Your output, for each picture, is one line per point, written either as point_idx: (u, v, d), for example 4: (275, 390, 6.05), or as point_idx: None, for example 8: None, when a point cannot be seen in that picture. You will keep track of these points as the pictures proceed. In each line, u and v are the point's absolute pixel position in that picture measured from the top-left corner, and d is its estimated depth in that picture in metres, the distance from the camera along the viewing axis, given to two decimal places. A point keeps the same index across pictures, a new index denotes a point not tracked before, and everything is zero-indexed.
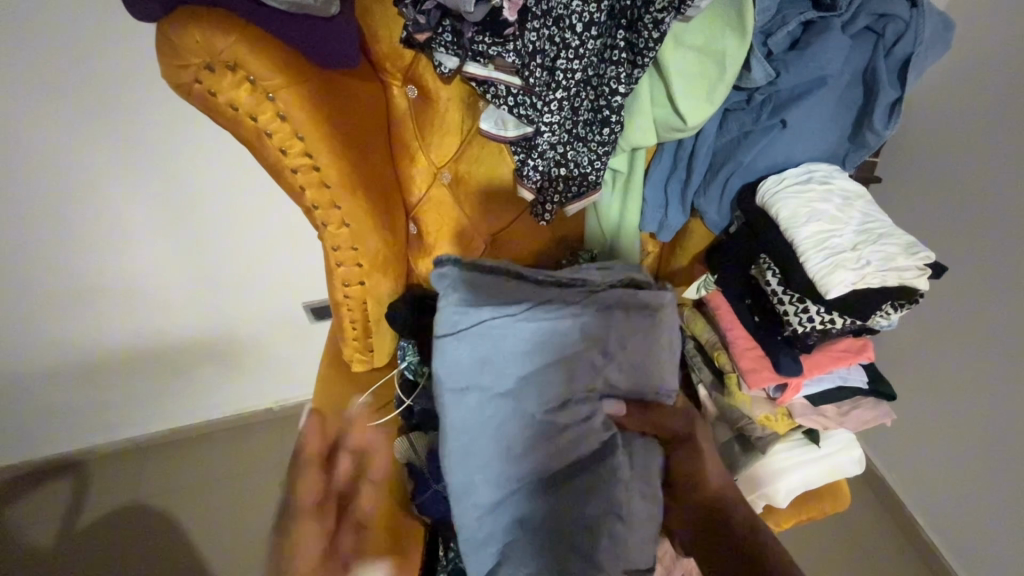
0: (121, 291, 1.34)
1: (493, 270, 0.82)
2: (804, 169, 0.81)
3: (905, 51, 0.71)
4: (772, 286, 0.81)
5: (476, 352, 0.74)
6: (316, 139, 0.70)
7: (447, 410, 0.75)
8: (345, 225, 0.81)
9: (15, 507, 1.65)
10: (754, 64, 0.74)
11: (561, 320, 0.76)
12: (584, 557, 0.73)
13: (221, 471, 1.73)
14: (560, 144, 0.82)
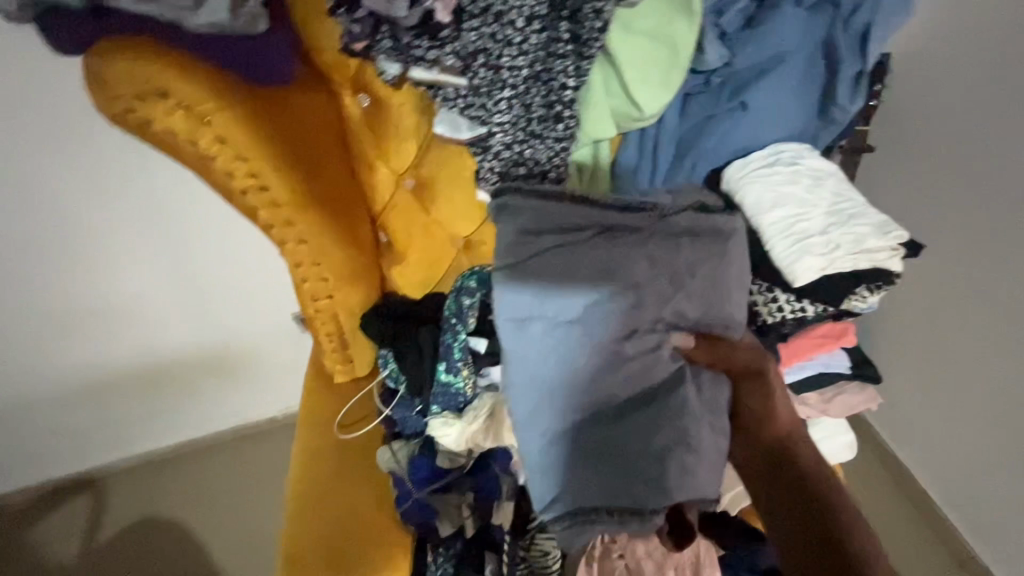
0: (113, 312, 1.35)
1: (544, 193, 0.74)
2: (772, 148, 0.76)
3: (865, 20, 0.71)
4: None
5: (537, 281, 0.71)
6: (259, 159, 0.69)
7: (507, 341, 0.73)
8: (303, 241, 0.81)
9: (35, 528, 1.69)
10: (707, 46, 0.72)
11: (630, 249, 0.71)
12: (651, 487, 0.69)
13: (232, 481, 1.76)
14: (516, 143, 0.80)
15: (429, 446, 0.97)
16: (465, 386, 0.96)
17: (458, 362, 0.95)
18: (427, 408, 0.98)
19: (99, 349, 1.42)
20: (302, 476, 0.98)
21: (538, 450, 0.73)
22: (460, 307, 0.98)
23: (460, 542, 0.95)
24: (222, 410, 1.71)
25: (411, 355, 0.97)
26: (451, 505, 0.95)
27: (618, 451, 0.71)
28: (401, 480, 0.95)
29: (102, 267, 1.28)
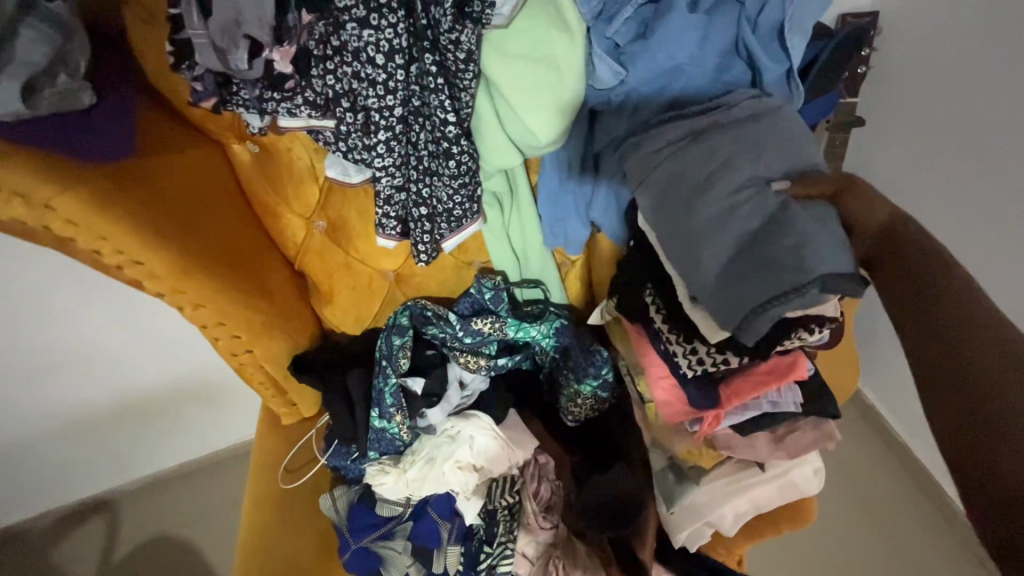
0: (89, 347, 1.37)
1: None
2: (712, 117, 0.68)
3: (774, 18, 0.64)
4: (659, 326, 0.75)
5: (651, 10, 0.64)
6: (123, 235, 0.65)
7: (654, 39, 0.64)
8: (201, 305, 0.76)
9: (54, 552, 1.73)
10: (596, 62, 0.66)
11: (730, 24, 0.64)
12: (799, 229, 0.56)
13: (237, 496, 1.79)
14: (409, 183, 0.73)
15: (369, 493, 0.94)
16: (400, 432, 0.92)
17: (391, 408, 0.91)
18: (364, 454, 0.95)
19: (78, 386, 1.43)
20: (251, 529, 0.96)
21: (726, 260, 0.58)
22: (390, 348, 0.93)
23: None
24: (216, 429, 1.73)
25: (342, 405, 0.94)
26: (394, 554, 0.91)
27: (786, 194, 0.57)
28: (342, 530, 0.92)
29: (57, 313, 1.28)
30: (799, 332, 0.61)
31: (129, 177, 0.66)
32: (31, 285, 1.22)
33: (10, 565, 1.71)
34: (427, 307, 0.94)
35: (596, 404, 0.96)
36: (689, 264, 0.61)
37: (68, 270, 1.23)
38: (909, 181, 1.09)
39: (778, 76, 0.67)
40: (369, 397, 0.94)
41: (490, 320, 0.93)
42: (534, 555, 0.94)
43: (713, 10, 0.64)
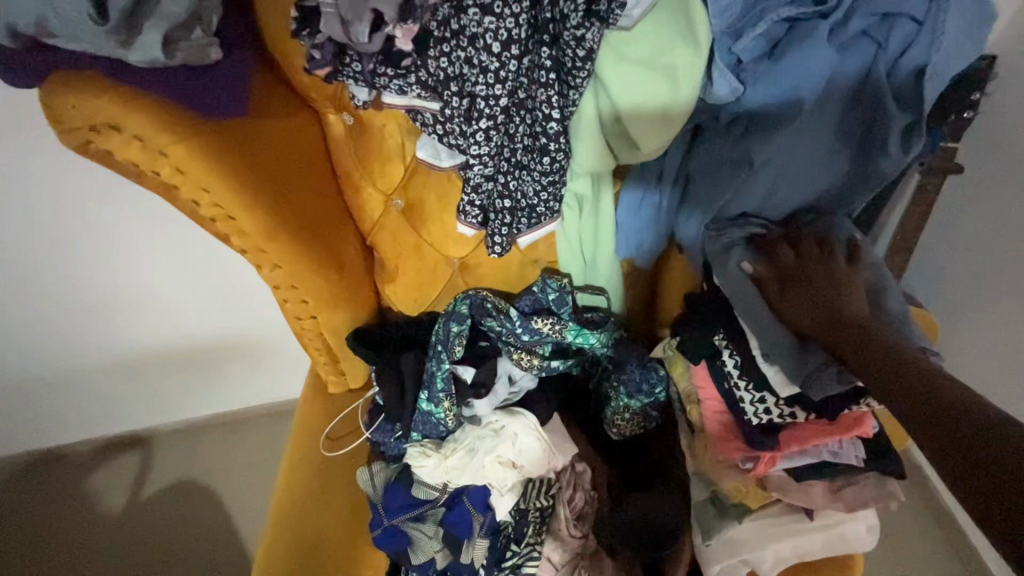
0: (153, 292, 1.42)
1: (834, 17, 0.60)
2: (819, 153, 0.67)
3: (917, 61, 0.61)
4: (728, 367, 0.72)
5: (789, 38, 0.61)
6: (223, 189, 0.67)
7: (784, 66, 0.61)
8: (279, 267, 0.78)
9: (91, 479, 1.81)
10: (716, 79, 0.63)
11: (863, 58, 0.61)
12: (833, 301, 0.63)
13: (267, 453, 1.85)
14: (499, 174, 0.72)
15: (407, 472, 0.95)
16: (445, 418, 0.93)
17: (440, 393, 0.91)
18: (407, 434, 0.96)
19: (136, 326, 1.49)
20: (286, 489, 0.98)
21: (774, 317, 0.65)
22: (447, 334, 0.93)
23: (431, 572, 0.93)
24: (255, 387, 1.78)
25: (393, 382, 0.95)
26: (424, 537, 0.91)
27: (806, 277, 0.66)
28: (376, 505, 0.93)
29: (128, 255, 1.33)
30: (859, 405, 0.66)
31: (237, 135, 0.67)
32: (108, 226, 1.27)
33: (52, 484, 1.80)
34: (487, 299, 0.94)
35: (643, 422, 0.94)
36: (773, 327, 0.65)
37: (144, 217, 1.27)
38: (1004, 239, 1.03)
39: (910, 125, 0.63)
40: (419, 378, 0.95)
41: (551, 321, 0.92)
42: (559, 561, 0.94)
43: (849, 43, 0.61)
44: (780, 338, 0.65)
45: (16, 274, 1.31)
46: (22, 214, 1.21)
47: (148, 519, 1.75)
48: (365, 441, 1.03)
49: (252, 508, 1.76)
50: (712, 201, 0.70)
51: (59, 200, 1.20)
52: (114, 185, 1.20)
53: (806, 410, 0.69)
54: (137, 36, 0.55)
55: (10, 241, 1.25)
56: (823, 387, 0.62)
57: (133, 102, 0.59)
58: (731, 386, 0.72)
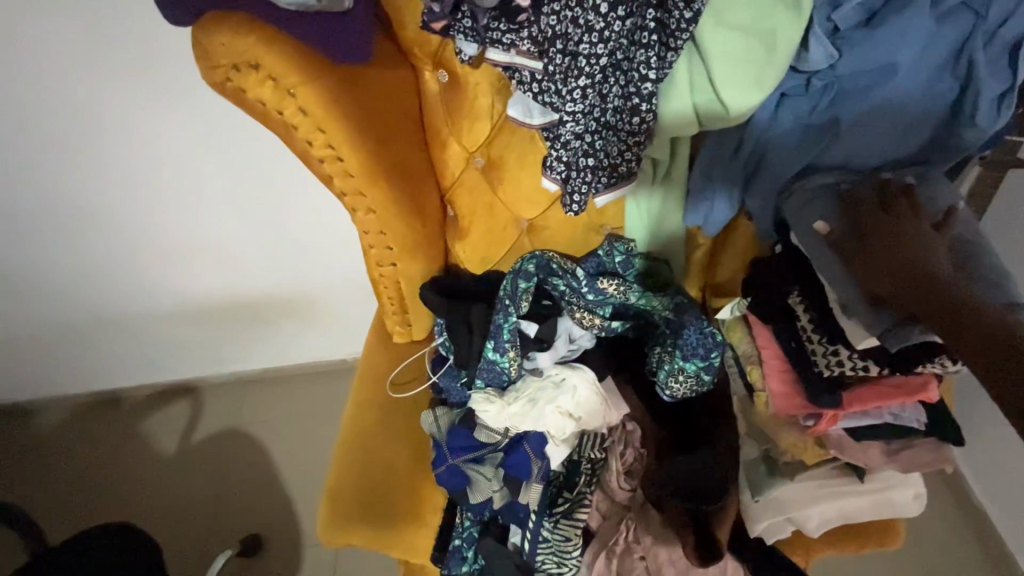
0: (220, 244, 1.50)
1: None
2: (911, 122, 0.70)
3: (1012, 35, 0.64)
4: (802, 323, 0.76)
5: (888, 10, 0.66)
6: (337, 131, 0.73)
7: (882, 36, 0.65)
8: (372, 212, 0.85)
9: (147, 420, 1.92)
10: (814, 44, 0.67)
11: (960, 30, 0.65)
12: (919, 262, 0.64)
13: (312, 406, 1.94)
14: (587, 134, 0.76)
15: (470, 417, 1.01)
16: (510, 368, 0.98)
17: (507, 343, 0.97)
18: (471, 381, 1.02)
19: (204, 276, 1.58)
20: (353, 427, 1.05)
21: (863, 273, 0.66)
22: (515, 290, 0.98)
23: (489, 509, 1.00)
24: (304, 343, 1.87)
25: (461, 331, 1.00)
26: (482, 478, 0.97)
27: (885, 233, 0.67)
28: (440, 445, 0.99)
29: (203, 207, 1.41)
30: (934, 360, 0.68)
31: (353, 82, 0.74)
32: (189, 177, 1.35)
33: (111, 423, 1.91)
34: (553, 260, 0.99)
35: (696, 387, 0.95)
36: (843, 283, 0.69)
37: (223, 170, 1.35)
38: None
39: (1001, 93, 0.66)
40: (486, 330, 1.00)
41: (616, 283, 0.96)
42: (606, 510, 1.00)
43: (946, 16, 0.65)
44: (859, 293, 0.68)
45: (102, 217, 1.40)
46: (114, 160, 1.29)
47: (199, 461, 1.85)
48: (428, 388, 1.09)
49: (295, 459, 1.85)
50: (789, 165, 0.76)
51: (148, 149, 1.28)
52: (200, 137, 1.27)
53: (879, 364, 0.71)
54: None
55: (101, 185, 1.33)
56: (901, 339, 0.64)
57: (271, 44, 0.65)
58: (803, 340, 0.76)
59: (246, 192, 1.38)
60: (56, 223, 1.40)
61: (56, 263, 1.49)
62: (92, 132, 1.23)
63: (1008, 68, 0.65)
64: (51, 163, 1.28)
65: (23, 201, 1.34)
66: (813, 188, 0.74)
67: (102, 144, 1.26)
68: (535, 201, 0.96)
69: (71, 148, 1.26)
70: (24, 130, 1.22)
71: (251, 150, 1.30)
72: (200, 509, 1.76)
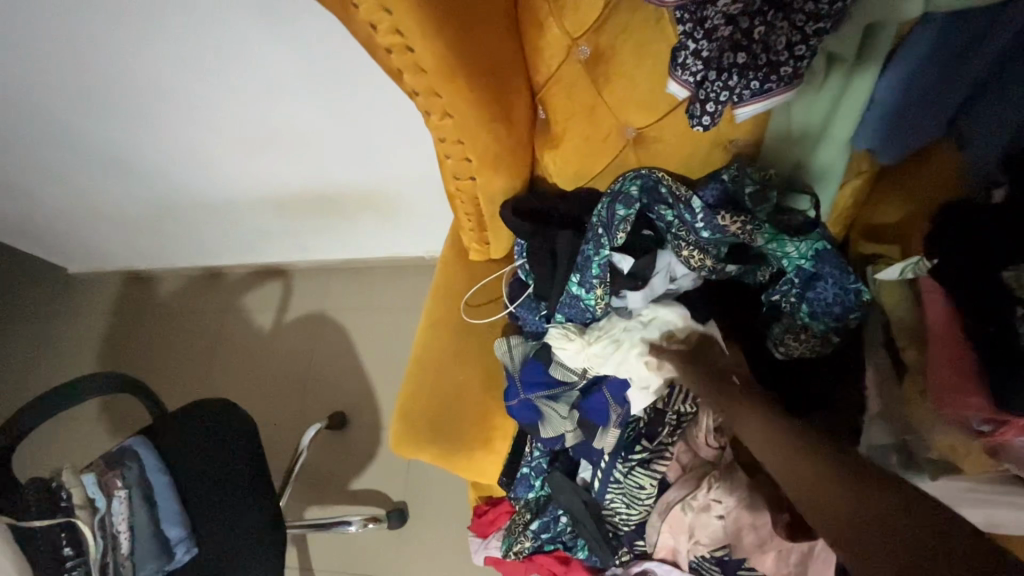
0: (291, 138, 1.41)
1: None
2: None
3: None
4: (1022, 313, 0.53)
5: None
6: (407, 11, 0.57)
7: None
8: (448, 116, 0.70)
9: (246, 298, 2.06)
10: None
11: None
12: None
13: (391, 300, 1.97)
14: (742, 13, 0.55)
15: (546, 351, 0.93)
16: (595, 305, 0.87)
17: (594, 279, 0.84)
18: (552, 314, 0.93)
19: (282, 168, 1.53)
20: (424, 346, 1.01)
21: None
22: (611, 217, 0.82)
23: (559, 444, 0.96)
24: (383, 237, 1.84)
25: (544, 256, 0.89)
26: (556, 415, 0.91)
27: None
28: (513, 377, 0.94)
29: (271, 98, 1.29)
30: None
31: None
32: (253, 67, 1.20)
33: (215, 297, 2.08)
34: (662, 182, 0.81)
35: (821, 349, 0.78)
36: None
37: (284, 62, 1.19)
38: None
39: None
40: (572, 260, 0.88)
41: (742, 220, 0.75)
42: (687, 463, 0.91)
43: None
44: None
45: (176, 107, 1.33)
46: (176, 47, 1.16)
47: (290, 340, 2.00)
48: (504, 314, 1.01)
49: (375, 347, 1.93)
50: None
51: (207, 33, 1.13)
52: (259, 19, 1.09)
53: None
54: None
55: (167, 74, 1.23)
56: None
57: None
58: (1015, 335, 0.54)
59: (311, 84, 1.24)
60: (135, 112, 1.36)
61: (144, 150, 1.49)
62: (146, 15, 1.10)
63: None
64: (114, 50, 1.17)
65: (99, 89, 1.29)
66: None
67: (160, 30, 1.12)
68: (650, 108, 0.76)
69: (130, 33, 1.13)
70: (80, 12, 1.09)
71: (315, 35, 1.11)
72: (293, 383, 1.94)
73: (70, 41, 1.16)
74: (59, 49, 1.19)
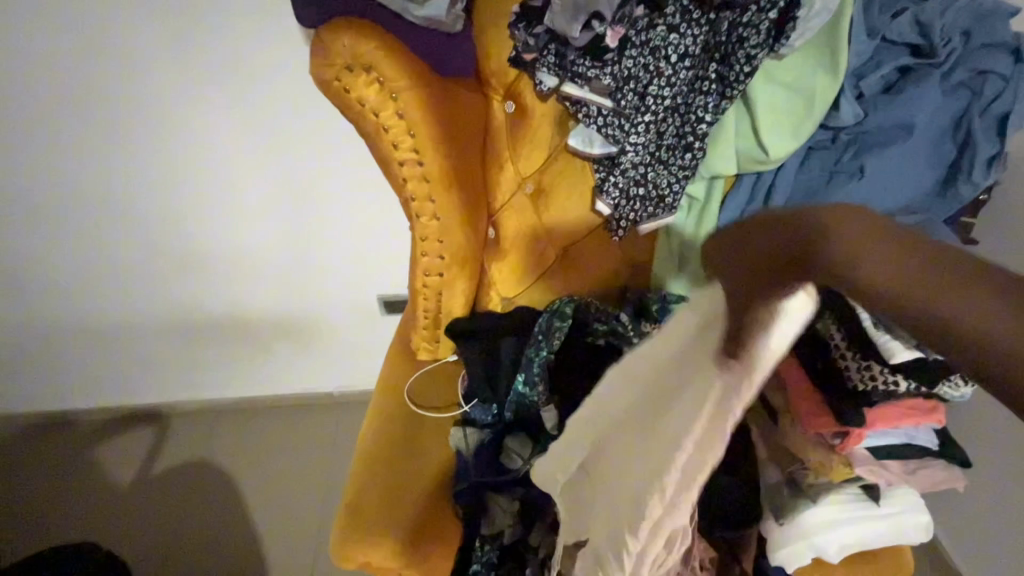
0: (226, 256, 1.47)
1: (945, 60, 0.76)
2: (921, 178, 0.79)
3: (1003, 108, 0.76)
4: (834, 343, 0.83)
5: (902, 80, 0.77)
6: (426, 137, 0.79)
7: (918, 94, 0.76)
8: (435, 218, 0.89)
9: (105, 446, 1.76)
10: (870, 72, 0.77)
11: (959, 103, 0.77)
12: None
13: (281, 444, 1.76)
14: (642, 165, 0.86)
15: (497, 439, 1.00)
16: (536, 402, 0.97)
17: (536, 376, 0.96)
18: (500, 410, 1.02)
19: (207, 289, 1.54)
20: (373, 437, 1.03)
21: None
22: (549, 326, 0.99)
23: (499, 543, 0.94)
24: (291, 373, 1.77)
25: (490, 361, 1.03)
26: (501, 508, 0.94)
27: None
28: (466, 462, 0.99)
29: (219, 217, 1.39)
30: (950, 378, 0.76)
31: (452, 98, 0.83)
32: (212, 187, 1.34)
33: (65, 445, 1.77)
34: (592, 304, 1.02)
35: None
36: None
37: (243, 185, 1.34)
38: None
39: (951, 166, 0.80)
40: (516, 362, 1.02)
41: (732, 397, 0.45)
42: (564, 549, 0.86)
43: (950, 90, 0.77)
44: None
45: (117, 218, 1.38)
46: (152, 163, 1.29)
47: (155, 495, 1.68)
48: (457, 413, 1.07)
49: (265, 492, 1.68)
50: (817, 207, 0.82)
51: (186, 155, 1.28)
52: (231, 144, 1.27)
53: (907, 378, 0.78)
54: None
55: (131, 187, 1.33)
56: None
57: (388, 51, 0.72)
58: (838, 357, 0.82)
59: (262, 207, 1.38)
60: (72, 220, 1.38)
61: (58, 260, 1.45)
62: (128, 135, 1.25)
63: (1002, 131, 0.76)
64: (87, 158, 1.27)
65: (41, 193, 1.33)
66: None
67: (144, 145, 1.26)
68: (577, 230, 1.03)
69: (114, 148, 1.26)
70: (70, 125, 1.22)
71: (281, 164, 1.31)
72: (153, 547, 1.59)
73: (42, 148, 1.25)
74: (26, 153, 1.26)
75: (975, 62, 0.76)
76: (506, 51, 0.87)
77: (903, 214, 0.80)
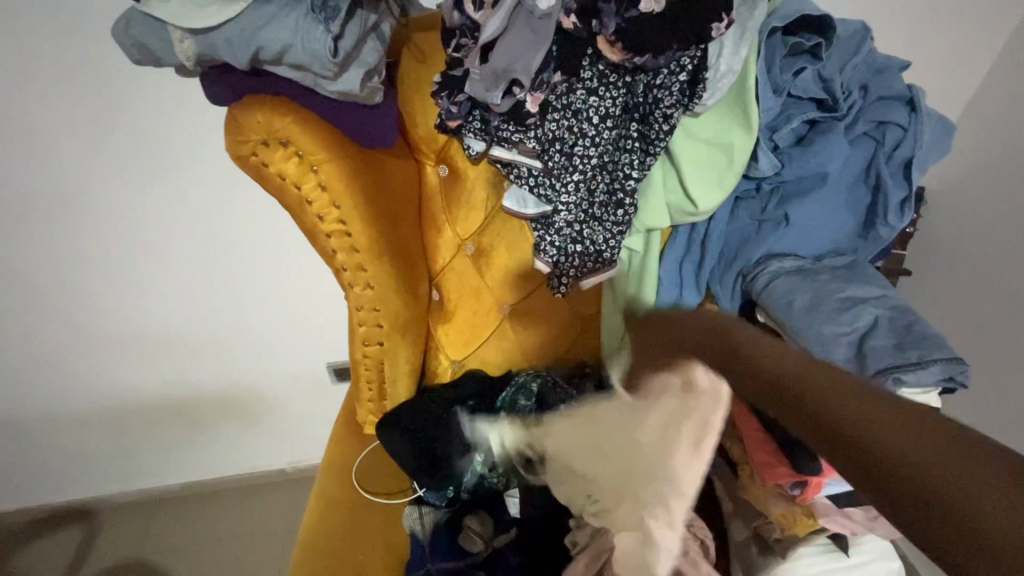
0: (158, 334, 1.38)
1: (847, 113, 0.80)
2: (841, 223, 0.83)
3: (907, 154, 0.79)
4: None
5: (808, 131, 0.81)
6: (351, 208, 0.77)
7: (829, 143, 0.78)
8: (370, 287, 0.86)
9: (23, 556, 1.57)
10: (781, 126, 0.79)
11: (865, 152, 0.81)
12: (869, 334, 0.72)
13: (227, 532, 1.60)
14: (577, 223, 0.86)
15: (454, 519, 0.93)
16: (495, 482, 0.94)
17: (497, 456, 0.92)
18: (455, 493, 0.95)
19: (139, 370, 1.43)
20: (312, 527, 0.94)
21: (836, 345, 0.72)
22: (513, 403, 0.95)
23: None
24: (237, 452, 1.65)
25: (431, 436, 0.94)
26: None
27: (847, 304, 0.75)
28: (421, 546, 0.91)
29: (147, 294, 1.31)
30: None
31: (376, 166, 0.81)
32: (132, 264, 1.26)
33: None
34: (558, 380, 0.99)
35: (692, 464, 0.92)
36: (828, 344, 0.72)
37: (172, 261, 1.27)
38: (975, 332, 1.18)
39: (868, 210, 0.82)
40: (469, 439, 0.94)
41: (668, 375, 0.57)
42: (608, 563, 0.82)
43: (855, 140, 0.81)
44: (837, 352, 0.72)
45: (32, 304, 1.28)
46: (72, 244, 1.21)
47: None
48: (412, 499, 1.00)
49: None
50: (748, 253, 0.84)
51: (106, 234, 1.21)
52: (156, 221, 1.21)
53: None
54: (344, 73, 0.68)
55: (47, 272, 1.24)
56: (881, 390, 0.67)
57: (304, 124, 0.72)
58: None
59: (195, 281, 1.31)
60: None
61: None
62: (38, 219, 1.16)
63: (912, 175, 0.79)
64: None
65: None
66: (775, 271, 0.81)
67: (64, 229, 1.19)
68: (527, 288, 0.99)
69: (24, 233, 1.18)
70: None
71: (211, 238, 1.25)
72: None
73: None
74: None
75: (876, 115, 0.79)
76: (433, 118, 0.87)
77: (831, 256, 0.82)
